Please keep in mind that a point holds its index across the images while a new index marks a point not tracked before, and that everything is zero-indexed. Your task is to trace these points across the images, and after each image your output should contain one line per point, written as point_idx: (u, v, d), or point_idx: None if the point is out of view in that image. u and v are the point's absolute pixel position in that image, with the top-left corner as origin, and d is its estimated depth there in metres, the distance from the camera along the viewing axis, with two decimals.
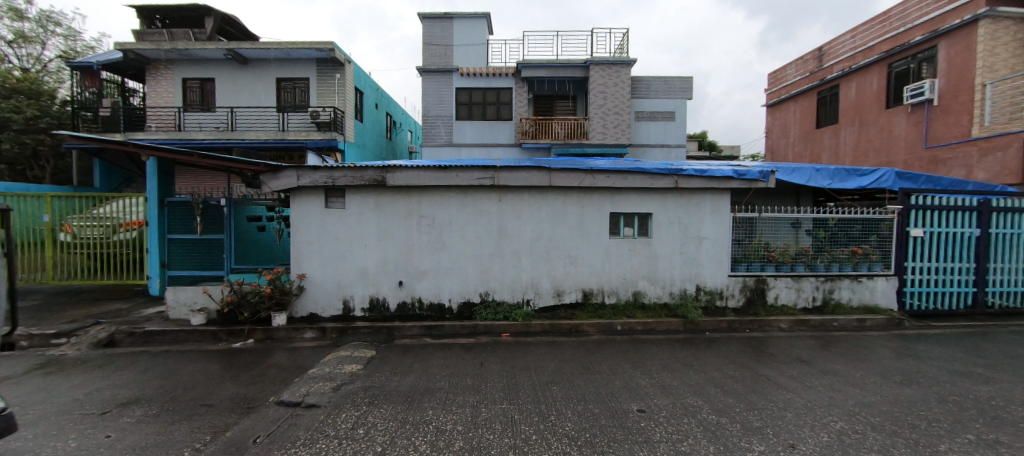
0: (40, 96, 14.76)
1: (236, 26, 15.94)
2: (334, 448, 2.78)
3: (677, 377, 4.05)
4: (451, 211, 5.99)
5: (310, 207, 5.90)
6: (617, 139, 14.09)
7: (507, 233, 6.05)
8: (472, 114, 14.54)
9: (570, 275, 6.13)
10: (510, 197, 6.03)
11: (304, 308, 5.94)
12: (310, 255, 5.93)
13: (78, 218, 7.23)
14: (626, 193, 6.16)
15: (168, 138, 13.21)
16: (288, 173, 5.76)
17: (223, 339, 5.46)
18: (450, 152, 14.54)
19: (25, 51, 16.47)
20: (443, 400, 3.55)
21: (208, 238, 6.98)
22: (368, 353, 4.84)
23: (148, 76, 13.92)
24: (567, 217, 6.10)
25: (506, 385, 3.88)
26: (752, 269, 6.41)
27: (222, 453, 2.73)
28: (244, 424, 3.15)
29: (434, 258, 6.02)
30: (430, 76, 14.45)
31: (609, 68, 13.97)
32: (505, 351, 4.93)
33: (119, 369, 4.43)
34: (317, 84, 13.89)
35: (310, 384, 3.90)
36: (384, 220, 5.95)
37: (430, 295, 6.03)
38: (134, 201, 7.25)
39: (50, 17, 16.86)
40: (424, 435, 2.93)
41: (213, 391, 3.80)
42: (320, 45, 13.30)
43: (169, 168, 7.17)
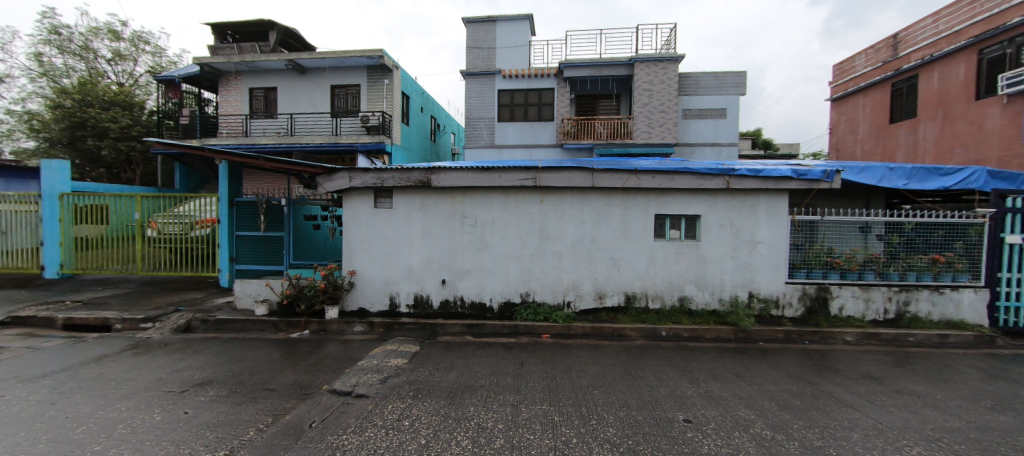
0: (132, 108, 16.45)
1: (296, 37, 17.12)
2: (380, 437, 2.90)
3: (727, 388, 3.85)
4: (493, 212, 6.07)
5: (360, 207, 6.21)
6: (663, 139, 13.62)
7: (548, 234, 6.04)
8: (514, 116, 14.65)
9: (612, 278, 6.01)
10: (552, 198, 6.01)
11: (354, 303, 6.26)
12: (360, 253, 6.24)
13: (163, 216, 8.05)
14: (673, 194, 5.94)
15: (236, 143, 14.40)
16: (342, 175, 6.09)
17: (283, 330, 5.89)
18: (493, 153, 14.71)
19: (121, 68, 18.59)
20: (484, 398, 3.61)
21: (270, 235, 7.55)
22: (413, 349, 5.02)
23: (221, 87, 15.27)
24: (610, 219, 5.99)
25: (547, 386, 3.88)
26: (813, 276, 5.96)
27: (283, 435, 2.94)
28: (301, 410, 3.37)
29: (476, 258, 6.12)
30: (473, 79, 14.73)
31: (655, 65, 13.54)
32: (546, 352, 4.92)
33: (195, 352, 4.90)
34: (368, 90, 14.59)
35: (359, 375, 4.11)
36: (429, 220, 6.14)
37: (472, 293, 6.14)
38: (208, 201, 7.93)
39: (141, 36, 18.92)
40: (466, 431, 2.99)
41: (275, 377, 4.11)
42: (371, 53, 13.97)
43: (238, 171, 7.81)
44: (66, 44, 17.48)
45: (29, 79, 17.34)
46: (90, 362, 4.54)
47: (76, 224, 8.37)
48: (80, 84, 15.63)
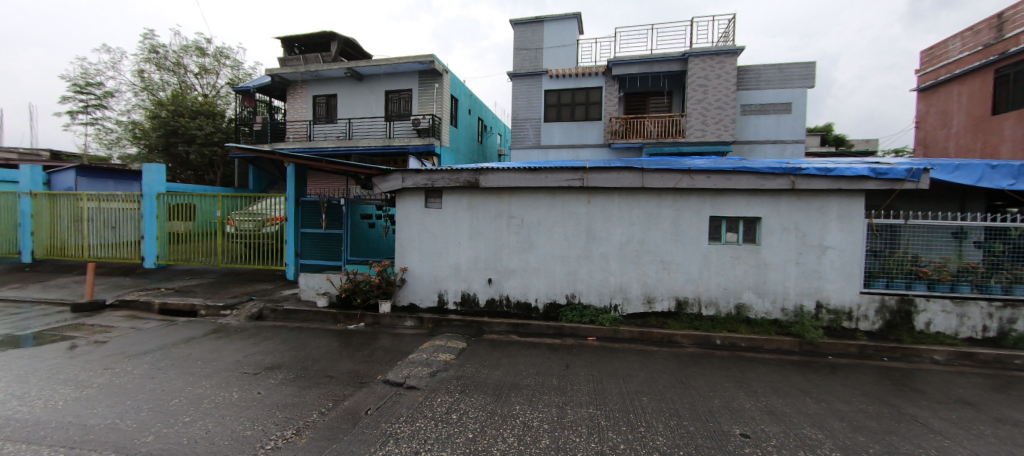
0: (215, 116, 18.31)
1: (355, 47, 18.15)
2: (431, 428, 3.02)
3: (791, 403, 3.58)
4: (540, 213, 6.08)
5: (412, 207, 6.47)
6: (719, 136, 12.92)
7: (595, 236, 5.95)
8: (560, 116, 14.56)
9: (662, 282, 5.80)
10: (599, 199, 5.92)
11: (405, 298, 6.54)
12: (411, 250, 6.51)
13: (239, 214, 8.84)
14: (730, 196, 5.63)
15: (301, 147, 15.55)
16: (395, 176, 6.38)
17: (341, 321, 6.28)
18: (539, 153, 14.73)
19: (206, 81, 20.72)
20: (530, 397, 3.64)
21: (331, 233, 8.07)
22: (460, 345, 5.15)
23: (289, 96, 16.55)
24: (661, 221, 5.78)
25: (593, 389, 3.83)
26: (894, 286, 5.39)
27: (343, 419, 3.15)
28: (358, 397, 3.59)
29: (522, 258, 6.16)
30: (521, 80, 14.83)
31: (711, 59, 12.89)
32: (592, 355, 4.85)
33: (265, 338, 5.36)
34: (419, 94, 15.15)
35: (410, 367, 4.29)
36: (476, 220, 6.27)
37: (518, 293, 6.19)
38: (277, 200, 8.61)
39: (223, 52, 20.97)
40: (512, 429, 3.03)
41: (334, 365, 4.40)
42: (422, 58, 14.50)
43: (303, 173, 8.43)
44: (163, 62, 19.78)
45: (133, 93, 19.82)
46: (180, 343, 5.11)
47: (170, 220, 9.46)
48: (173, 96, 17.62)
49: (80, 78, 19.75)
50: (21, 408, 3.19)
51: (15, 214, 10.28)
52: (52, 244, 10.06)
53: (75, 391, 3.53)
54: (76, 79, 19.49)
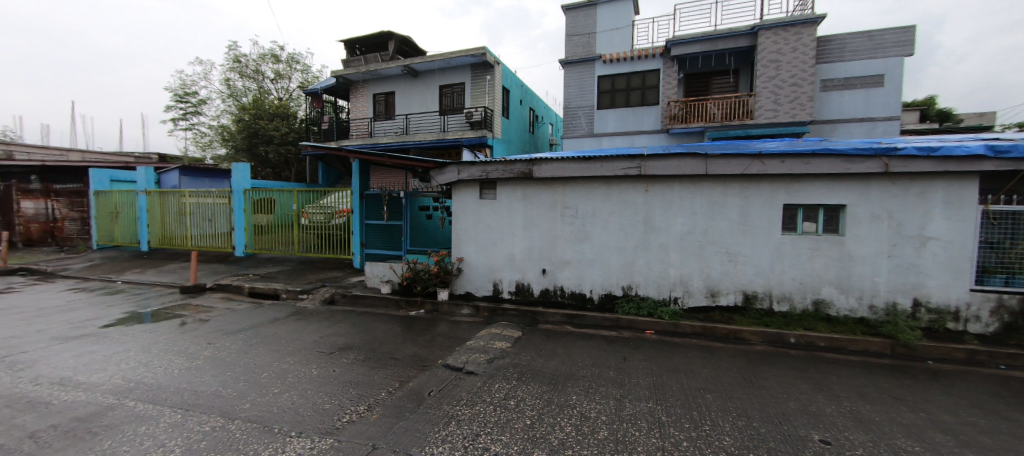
0: (288, 118, 19.93)
1: (410, 45, 18.80)
2: (489, 413, 3.11)
3: (881, 411, 3.24)
4: (594, 203, 5.96)
5: (468, 198, 6.63)
6: (793, 116, 11.79)
7: (653, 226, 5.71)
8: (615, 102, 14.07)
9: (727, 275, 5.46)
10: (658, 188, 5.67)
11: (462, 287, 6.74)
12: (468, 241, 6.68)
13: (311, 207, 9.59)
14: (807, 181, 5.15)
15: (364, 143, 16.52)
16: (452, 169, 6.55)
17: (403, 307, 6.64)
18: (592, 142, 14.40)
19: (281, 85, 22.57)
20: (586, 388, 3.61)
21: (392, 224, 8.51)
22: (516, 334, 5.23)
23: (352, 96, 17.57)
24: (727, 210, 5.42)
25: (653, 384, 3.72)
26: (1015, 284, 4.69)
27: (408, 399, 3.35)
28: (421, 379, 3.79)
29: (577, 248, 6.08)
30: (573, 68, 14.53)
31: (785, 32, 11.76)
32: (650, 349, 4.70)
33: (337, 321, 5.82)
34: (471, 87, 15.38)
35: (468, 353, 4.44)
36: (531, 210, 6.28)
37: (573, 284, 6.13)
38: (344, 194, 9.22)
39: (294, 58, 22.68)
40: (569, 419, 3.03)
41: (399, 348, 4.67)
42: (474, 51, 14.68)
43: (366, 167, 8.93)
44: (245, 70, 21.82)
45: (222, 100, 22.13)
46: (267, 323, 5.70)
47: (254, 214, 10.51)
48: (254, 101, 19.42)
49: (180, 89, 22.38)
50: (147, 373, 3.75)
51: (134, 209, 12.00)
52: (163, 235, 11.62)
53: (186, 361, 4.08)
54: (177, 89, 22.14)
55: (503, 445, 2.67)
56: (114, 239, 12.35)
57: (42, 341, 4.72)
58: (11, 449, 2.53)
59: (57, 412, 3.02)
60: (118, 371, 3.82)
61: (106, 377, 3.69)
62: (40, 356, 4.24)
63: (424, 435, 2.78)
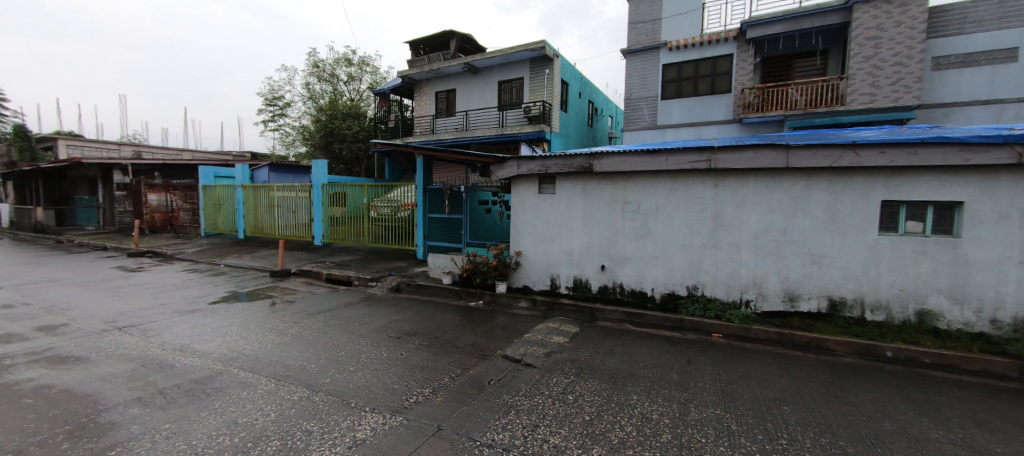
0: (359, 117, 21.34)
1: (471, 42, 19.20)
2: (548, 405, 3.13)
3: (1005, 442, 2.78)
4: (658, 197, 5.70)
5: (527, 193, 6.67)
6: (896, 100, 10.33)
7: (723, 222, 5.34)
8: (681, 91, 13.30)
9: (810, 278, 4.97)
10: (730, 182, 5.29)
11: (520, 280, 6.82)
12: (526, 235, 6.73)
13: (379, 200, 10.21)
14: (913, 174, 4.51)
15: (428, 140, 17.24)
16: (511, 164, 6.62)
17: (463, 297, 6.89)
18: (655, 134, 13.73)
19: (353, 86, 24.20)
20: (648, 388, 3.50)
21: (452, 218, 8.81)
22: (573, 329, 5.19)
23: (416, 94, 18.38)
24: (811, 206, 4.92)
25: (721, 390, 3.51)
26: None
27: (470, 385, 3.48)
28: (481, 367, 3.91)
29: (639, 245, 5.87)
30: (636, 57, 13.96)
31: (887, 4, 10.34)
32: (718, 353, 4.42)
33: (403, 308, 6.18)
34: (530, 81, 15.37)
35: (527, 346, 4.50)
36: (590, 205, 6.16)
37: (633, 281, 5.95)
38: (409, 188, 9.69)
39: (365, 61, 24.18)
40: (630, 418, 2.96)
41: (459, 337, 4.84)
42: (533, 45, 14.62)
43: (429, 163, 9.31)
44: (322, 74, 23.68)
45: (303, 103, 24.25)
46: (342, 306, 6.20)
47: (329, 206, 11.41)
48: (330, 102, 21.04)
49: (269, 94, 24.88)
50: (246, 345, 4.26)
51: (233, 201, 13.58)
52: (256, 225, 13.02)
53: (278, 337, 4.58)
54: (267, 94, 24.65)
55: (563, 438, 2.68)
56: (217, 228, 14.09)
57: (166, 313, 5.55)
58: (148, 401, 3.02)
59: (180, 373, 3.55)
60: (223, 342, 4.38)
61: (215, 346, 4.25)
62: (164, 325, 4.99)
63: (486, 421, 2.87)
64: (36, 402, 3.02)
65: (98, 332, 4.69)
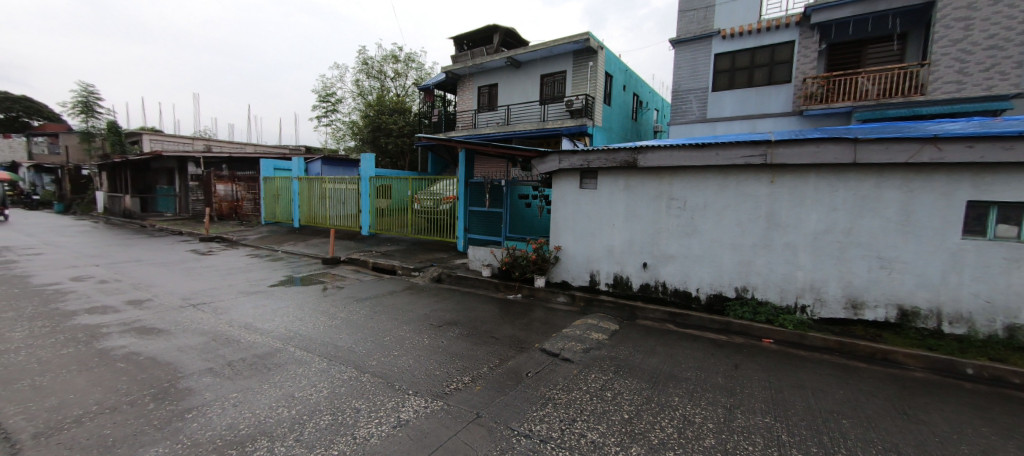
0: (405, 112, 22.00)
1: (514, 36, 19.19)
2: (585, 401, 3.11)
3: None
4: (706, 194, 5.45)
5: (568, 188, 6.61)
6: (988, 88, 9.20)
7: (778, 221, 5.03)
8: (734, 82, 12.58)
9: (877, 284, 4.58)
10: (787, 178, 4.96)
11: (559, 275, 6.79)
12: (566, 230, 6.68)
13: (422, 193, 10.50)
14: (1008, 172, 4.02)
15: (469, 134, 17.49)
16: (552, 158, 6.59)
17: (502, 290, 6.96)
18: (704, 127, 13.09)
19: (399, 82, 24.97)
20: (690, 391, 3.39)
21: (493, 211, 8.90)
22: (612, 326, 5.10)
23: (459, 90, 18.67)
24: (881, 206, 4.51)
25: (771, 398, 3.33)
26: None
27: (508, 376, 3.53)
28: (519, 359, 3.95)
29: (684, 243, 5.65)
30: (686, 47, 13.37)
31: None
32: (769, 359, 4.19)
33: (444, 298, 6.35)
34: (573, 74, 15.14)
35: (565, 341, 4.49)
36: (633, 201, 6.00)
37: (677, 280, 5.75)
38: (451, 182, 9.89)
39: (411, 57, 24.85)
40: (671, 420, 2.88)
41: (498, 328, 4.91)
42: (577, 37, 14.37)
43: (471, 157, 9.44)
44: (371, 71, 24.59)
45: (353, 99, 25.35)
46: (386, 294, 6.47)
47: (376, 198, 11.89)
48: (377, 98, 21.85)
49: (323, 91, 26.23)
50: (301, 326, 4.57)
51: (289, 192, 14.50)
52: (310, 215, 13.84)
53: (329, 320, 4.87)
54: (321, 91, 26.02)
55: (600, 434, 2.66)
56: (275, 217, 15.11)
57: (232, 293, 6.06)
58: (218, 371, 3.33)
59: (245, 348, 3.87)
60: (282, 321, 4.73)
61: (274, 325, 4.60)
62: (231, 304, 5.46)
63: (523, 412, 2.91)
64: (127, 366, 3.41)
65: (177, 308, 5.21)
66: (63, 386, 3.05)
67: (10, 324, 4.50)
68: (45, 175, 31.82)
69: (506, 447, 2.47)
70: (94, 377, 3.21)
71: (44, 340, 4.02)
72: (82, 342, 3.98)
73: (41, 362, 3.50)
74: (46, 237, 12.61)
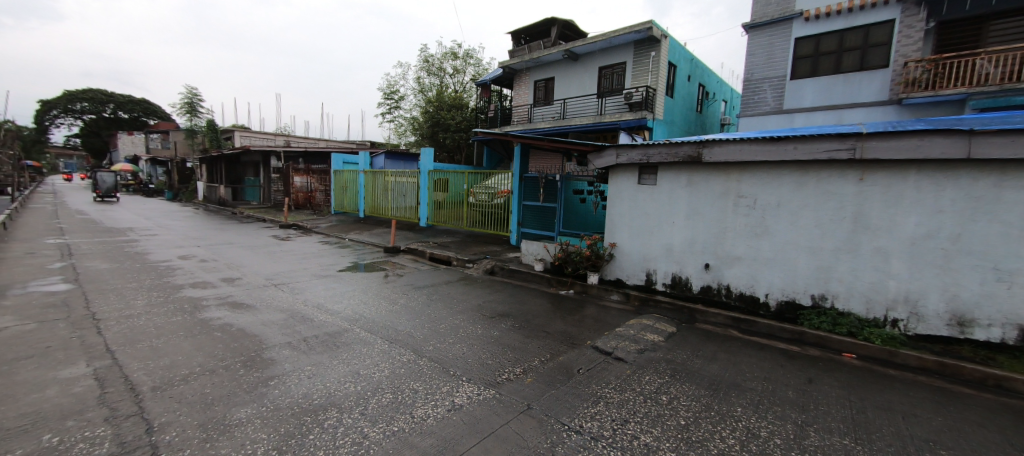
0: (462, 108, 22.55)
1: (572, 28, 18.87)
2: (639, 403, 3.02)
3: None
4: (781, 192, 5.02)
5: (625, 183, 6.41)
6: None
7: (867, 223, 4.51)
8: (817, 69, 11.41)
9: (991, 299, 3.97)
10: (880, 176, 4.43)
11: (613, 273, 6.63)
12: (622, 227, 6.49)
13: (477, 187, 10.74)
14: None
15: (525, 129, 17.53)
16: (610, 152, 6.41)
17: (554, 285, 6.94)
18: (780, 119, 12.04)
19: (458, 79, 25.61)
20: (756, 402, 3.17)
21: (547, 206, 8.87)
22: (669, 328, 4.90)
23: (516, 84, 18.75)
24: (1001, 209, 3.88)
25: (850, 418, 3.02)
26: None
27: (559, 371, 3.52)
28: (571, 355, 3.93)
29: (753, 245, 5.27)
30: (761, 32, 12.36)
31: None
32: (849, 376, 3.80)
33: (497, 290, 6.47)
34: (634, 65, 14.58)
35: (618, 340, 4.39)
36: (696, 198, 5.68)
37: (742, 284, 5.38)
38: (506, 176, 10.00)
39: (469, 53, 25.37)
40: (733, 431, 2.73)
41: (549, 323, 4.91)
42: (639, 27, 13.80)
43: (526, 152, 9.46)
44: (432, 68, 25.46)
45: (414, 96, 26.42)
46: (442, 283, 6.72)
47: (433, 191, 12.34)
48: (437, 95, 22.60)
49: (387, 89, 27.62)
50: (366, 309, 4.90)
51: (355, 184, 15.50)
52: (374, 206, 14.70)
53: (390, 305, 5.17)
54: (385, 89, 27.43)
55: (654, 438, 2.58)
56: (343, 207, 16.23)
57: (307, 276, 6.62)
58: (295, 345, 3.67)
59: (318, 326, 4.22)
60: (349, 304, 5.10)
61: (343, 307, 4.97)
62: (305, 286, 5.96)
63: (575, 408, 2.89)
64: (222, 335, 3.88)
65: (261, 287, 5.81)
66: (173, 349, 3.53)
67: (133, 293, 5.28)
68: (159, 166, 36.67)
69: (557, 441, 2.48)
70: (197, 342, 3.68)
71: (158, 308, 4.68)
72: (187, 312, 4.58)
73: (156, 327, 4.08)
74: (159, 221, 14.59)
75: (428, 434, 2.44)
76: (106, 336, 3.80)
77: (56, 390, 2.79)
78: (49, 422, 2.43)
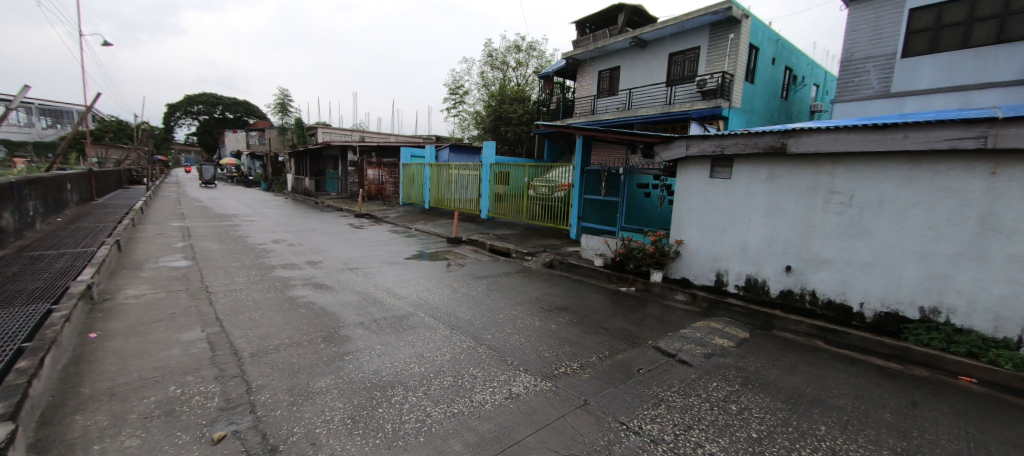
0: (524, 101, 22.63)
1: (641, 14, 18.00)
2: (704, 411, 2.86)
3: None
4: (884, 187, 4.42)
5: (695, 177, 6.03)
6: None
7: (1000, 226, 3.81)
8: (937, 45, 9.81)
9: None
10: (1019, 169, 3.71)
11: (679, 272, 6.31)
12: (690, 223, 6.13)
13: (537, 180, 10.71)
14: None
15: (587, 120, 17.17)
16: (679, 144, 6.04)
17: (615, 282, 6.76)
18: (885, 104, 10.56)
19: (521, 71, 25.69)
20: (842, 422, 2.86)
21: (609, 200, 8.65)
22: (742, 334, 4.55)
23: (579, 75, 18.40)
24: None
25: (964, 451, 2.61)
26: None
27: (618, 369, 3.44)
28: (630, 354, 3.82)
29: (846, 246, 4.71)
30: (866, 5, 10.90)
31: None
32: (967, 403, 3.27)
33: (556, 283, 6.45)
34: (709, 49, 13.58)
35: (683, 342, 4.17)
36: (778, 193, 5.19)
37: (832, 290, 4.85)
38: (567, 169, 9.86)
39: (533, 46, 25.28)
40: (813, 450, 2.49)
41: (608, 319, 4.81)
42: (716, 8, 12.78)
43: (588, 144, 9.25)
44: (495, 62, 25.80)
45: (478, 90, 27.00)
46: (501, 274, 6.85)
47: (494, 184, 12.56)
48: (500, 88, 22.88)
49: (453, 84, 28.51)
50: (430, 296, 5.16)
51: (421, 177, 16.25)
52: (438, 198, 15.30)
53: (452, 293, 5.39)
54: (451, 85, 28.37)
55: (721, 448, 2.44)
56: (410, 198, 17.11)
57: (377, 262, 7.11)
58: (367, 325, 3.97)
59: (387, 309, 4.53)
60: (414, 290, 5.40)
61: (409, 292, 5.27)
62: (376, 271, 6.40)
63: (635, 408, 2.81)
64: (307, 312, 4.31)
65: (339, 270, 6.34)
66: (266, 322, 3.99)
67: (236, 271, 6.04)
68: (256, 161, 41.21)
69: (615, 440, 2.43)
70: (286, 317, 4.12)
71: (256, 285, 5.31)
72: (278, 289, 5.14)
73: (254, 301, 4.64)
74: (256, 208, 16.46)
75: (485, 419, 2.53)
76: (216, 306, 4.40)
77: (179, 349, 3.29)
78: (174, 375, 2.87)
